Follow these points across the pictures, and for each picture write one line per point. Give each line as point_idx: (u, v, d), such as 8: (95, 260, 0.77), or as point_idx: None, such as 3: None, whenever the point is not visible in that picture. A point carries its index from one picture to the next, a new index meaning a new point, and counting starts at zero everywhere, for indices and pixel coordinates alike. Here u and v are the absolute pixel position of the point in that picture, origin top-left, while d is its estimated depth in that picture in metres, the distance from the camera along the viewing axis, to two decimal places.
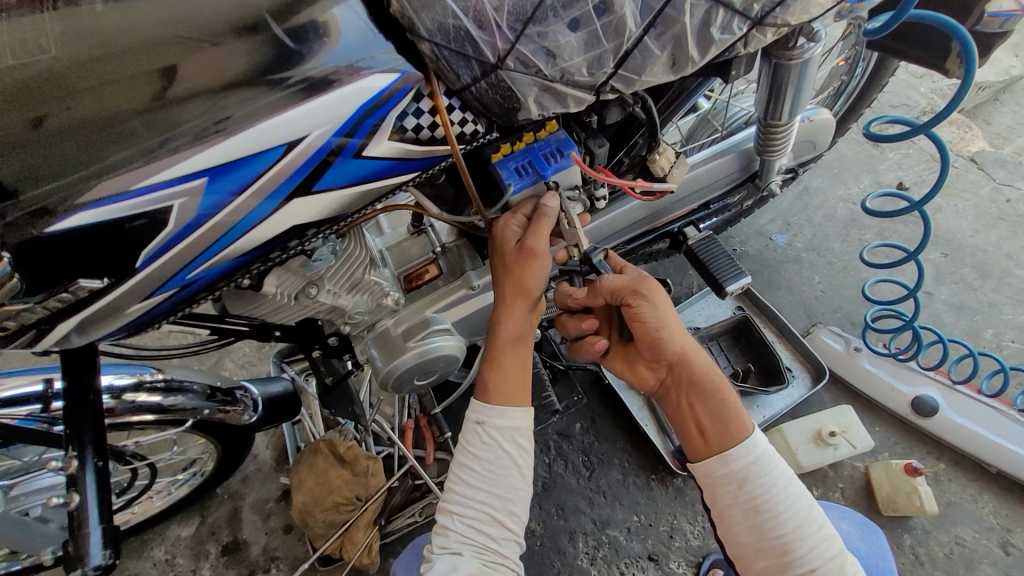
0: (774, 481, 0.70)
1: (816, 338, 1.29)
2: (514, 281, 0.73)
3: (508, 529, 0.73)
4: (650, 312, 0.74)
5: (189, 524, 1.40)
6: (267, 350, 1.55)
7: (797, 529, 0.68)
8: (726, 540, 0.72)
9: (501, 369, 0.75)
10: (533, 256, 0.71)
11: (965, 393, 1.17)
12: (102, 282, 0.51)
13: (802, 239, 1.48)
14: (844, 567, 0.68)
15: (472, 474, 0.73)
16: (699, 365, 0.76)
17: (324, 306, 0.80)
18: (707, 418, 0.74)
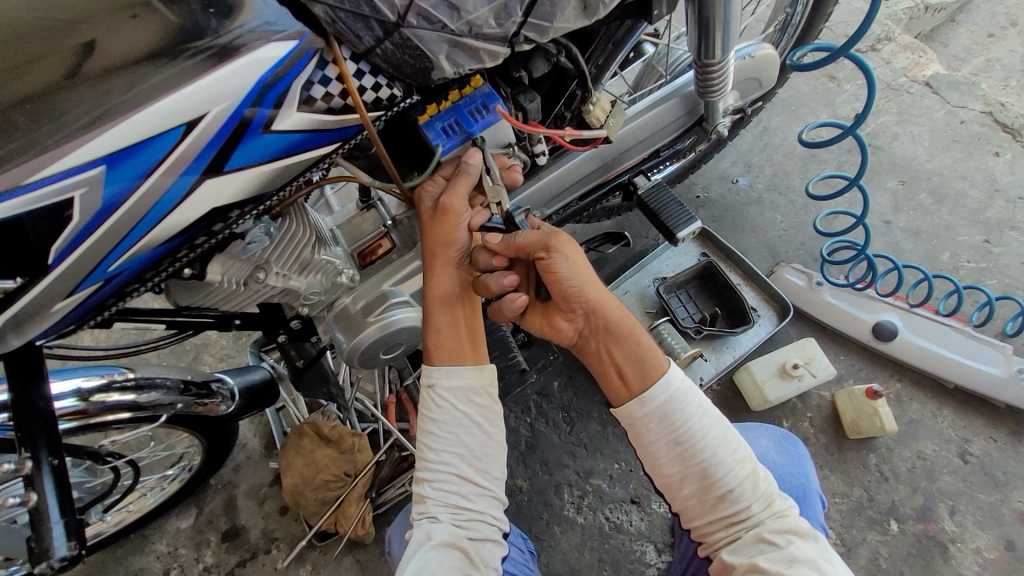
0: (690, 412, 0.73)
1: (780, 276, 1.32)
2: (437, 239, 0.76)
3: (482, 482, 0.77)
4: (558, 260, 0.75)
5: (188, 516, 1.43)
6: (243, 341, 1.56)
7: (714, 454, 0.72)
8: (654, 473, 0.76)
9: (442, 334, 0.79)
10: (451, 213, 0.74)
11: (922, 315, 1.20)
12: (16, 281, 0.51)
13: (763, 179, 1.48)
14: (758, 483, 0.73)
15: (434, 438, 0.76)
16: (610, 310, 0.78)
17: (275, 289, 0.80)
18: (625, 362, 0.76)
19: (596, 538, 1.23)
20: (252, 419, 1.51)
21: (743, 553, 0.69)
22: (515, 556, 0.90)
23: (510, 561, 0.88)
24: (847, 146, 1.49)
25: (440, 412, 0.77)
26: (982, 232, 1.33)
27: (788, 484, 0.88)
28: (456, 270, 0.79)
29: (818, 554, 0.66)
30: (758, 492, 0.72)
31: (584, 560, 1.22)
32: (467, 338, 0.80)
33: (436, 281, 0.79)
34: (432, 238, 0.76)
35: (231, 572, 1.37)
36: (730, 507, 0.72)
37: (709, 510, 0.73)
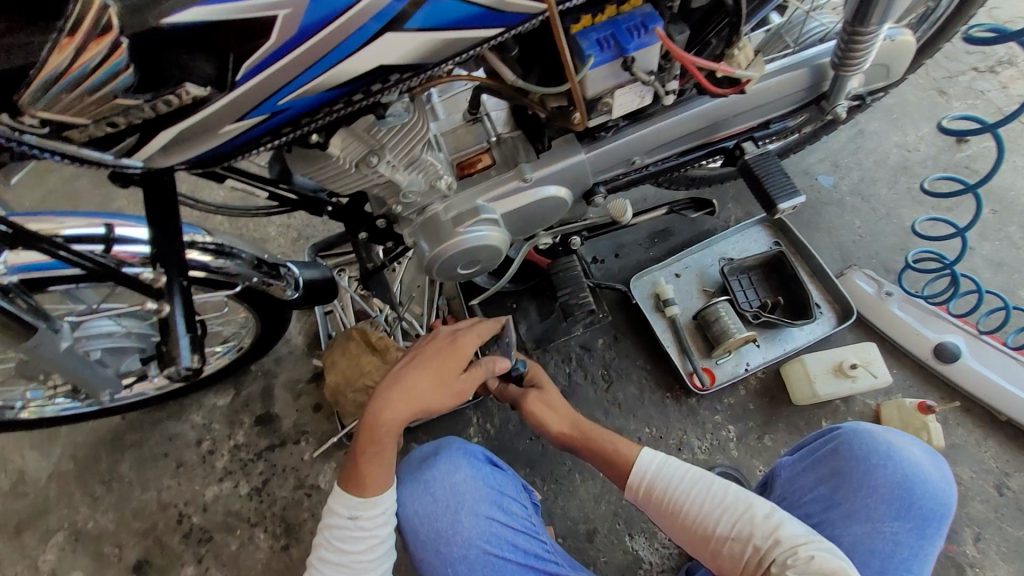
0: (670, 475, 0.87)
1: (849, 280, 1.31)
2: (434, 371, 0.94)
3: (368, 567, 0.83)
4: (534, 394, 1.06)
5: (226, 395, 1.52)
6: (301, 244, 1.61)
7: (702, 496, 0.83)
8: (682, 539, 0.84)
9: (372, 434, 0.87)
10: (432, 349, 0.97)
11: (990, 344, 1.18)
12: (205, 90, 0.53)
13: (849, 182, 1.45)
14: (756, 518, 0.78)
15: (332, 548, 0.84)
16: (562, 424, 1.03)
17: (381, 178, 0.82)
18: (601, 456, 0.96)
19: (614, 493, 1.27)
20: (299, 318, 1.56)
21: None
22: (517, 512, 0.97)
23: (512, 516, 0.96)
24: (944, 165, 1.44)
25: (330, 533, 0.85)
26: None
27: (928, 499, 0.83)
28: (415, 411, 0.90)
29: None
30: (761, 527, 0.77)
31: (599, 510, 1.26)
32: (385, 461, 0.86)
33: (389, 408, 0.89)
34: (429, 372, 0.93)
35: (260, 454, 1.45)
36: (746, 553, 0.76)
37: (732, 559, 0.78)
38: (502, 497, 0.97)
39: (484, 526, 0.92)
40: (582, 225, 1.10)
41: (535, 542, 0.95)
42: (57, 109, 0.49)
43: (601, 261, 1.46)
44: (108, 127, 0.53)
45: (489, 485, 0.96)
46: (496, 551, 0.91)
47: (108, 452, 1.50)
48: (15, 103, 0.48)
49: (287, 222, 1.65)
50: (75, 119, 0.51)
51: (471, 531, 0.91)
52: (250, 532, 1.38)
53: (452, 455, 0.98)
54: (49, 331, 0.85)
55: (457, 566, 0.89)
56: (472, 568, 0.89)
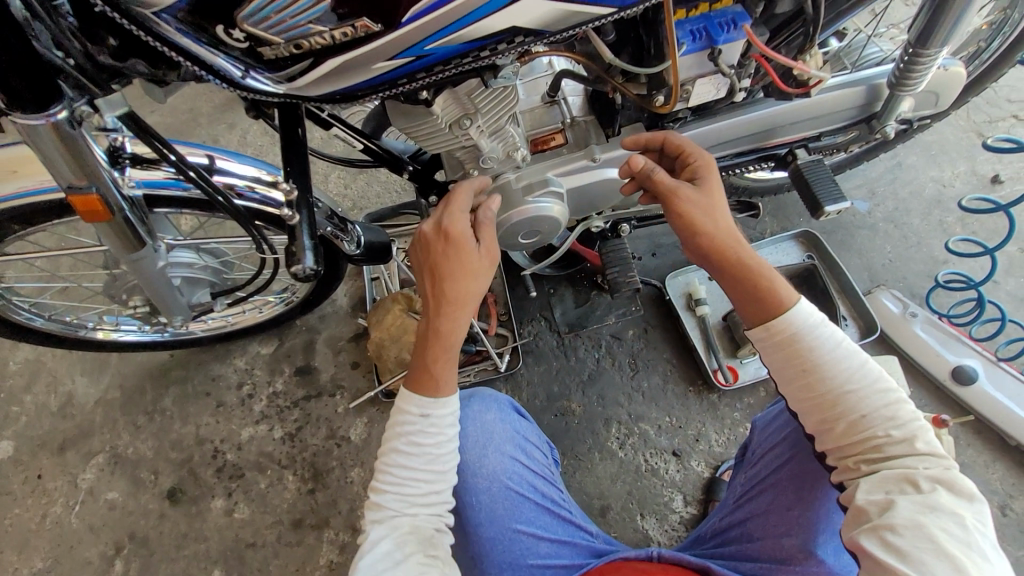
0: (823, 342, 0.72)
1: (875, 298, 1.37)
2: (446, 294, 0.83)
3: (434, 468, 0.78)
4: (692, 190, 0.83)
5: (270, 344, 1.60)
6: (355, 213, 1.71)
7: (836, 360, 0.71)
8: (788, 391, 0.75)
9: (442, 342, 0.81)
10: (462, 253, 0.85)
11: (1006, 370, 1.24)
12: (376, 28, 0.60)
13: (883, 209, 1.52)
14: (900, 412, 0.69)
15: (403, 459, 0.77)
16: (729, 238, 0.79)
17: (468, 141, 0.90)
18: (758, 280, 0.76)
19: (630, 474, 1.32)
20: (346, 280, 1.65)
21: (881, 491, 0.65)
22: (538, 459, 1.01)
23: (533, 461, 0.99)
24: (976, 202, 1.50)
25: (401, 424, 0.79)
26: None
27: None
28: (479, 282, 0.85)
29: (971, 517, 0.60)
30: (898, 420, 0.69)
31: (615, 488, 1.31)
32: (455, 348, 0.82)
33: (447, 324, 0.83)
34: (458, 253, 0.84)
35: (296, 402, 1.53)
36: (867, 433, 0.69)
37: (839, 436, 0.71)
38: (525, 442, 1.00)
39: (509, 464, 0.94)
40: (632, 213, 1.18)
41: (552, 489, 0.99)
42: (261, 26, 0.59)
43: (639, 258, 1.54)
44: (292, 49, 0.62)
45: (515, 429, 1.00)
46: (516, 490, 0.93)
47: (153, 386, 1.58)
48: (233, 16, 0.58)
49: (345, 191, 1.75)
50: (273, 37, 0.60)
51: (498, 467, 0.93)
52: (278, 473, 1.44)
53: (483, 398, 1.01)
54: (152, 249, 0.94)
55: (480, 497, 0.91)
56: (494, 501, 0.91)
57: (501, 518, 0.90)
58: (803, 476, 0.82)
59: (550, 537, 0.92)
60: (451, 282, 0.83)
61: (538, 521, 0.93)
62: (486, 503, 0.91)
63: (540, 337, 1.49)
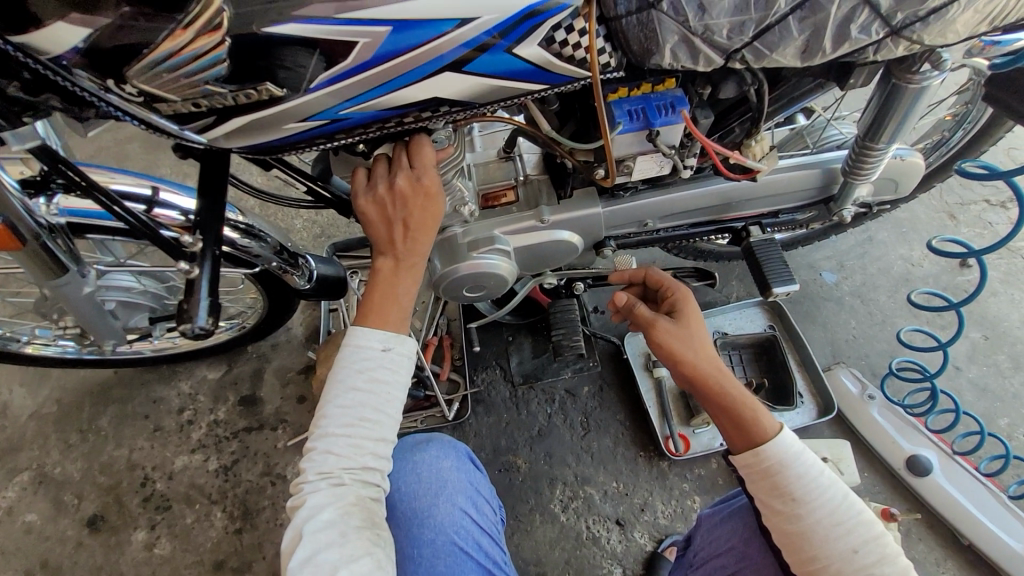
0: (807, 471, 0.67)
1: (835, 376, 1.34)
2: (422, 231, 0.79)
3: (388, 414, 0.71)
4: (669, 323, 0.83)
5: (217, 369, 1.56)
6: (322, 241, 1.69)
7: (821, 488, 0.66)
8: (772, 526, 0.68)
9: (406, 279, 0.78)
10: (423, 205, 0.78)
11: (961, 465, 1.20)
12: (281, 91, 0.61)
13: (851, 283, 1.50)
14: (887, 548, 0.64)
15: (362, 404, 0.70)
16: (704, 361, 0.77)
17: None
18: (734, 401, 0.73)
19: (570, 540, 1.26)
20: (303, 310, 1.62)
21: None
22: (487, 515, 0.93)
23: (483, 517, 0.92)
24: (944, 284, 1.48)
25: (355, 354, 0.72)
26: None
27: None
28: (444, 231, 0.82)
29: None
30: (886, 556, 0.63)
31: (552, 556, 1.25)
32: (418, 278, 0.79)
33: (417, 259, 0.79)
34: (433, 208, 0.79)
35: (236, 433, 1.47)
36: (857, 569, 0.63)
37: (830, 575, 0.64)
38: (478, 496, 0.93)
39: (458, 518, 0.87)
40: (588, 273, 1.15)
41: (497, 550, 0.90)
42: (153, 82, 0.58)
43: (602, 312, 1.52)
44: (191, 107, 0.62)
45: (469, 480, 0.93)
46: (463, 548, 0.85)
47: (91, 403, 1.53)
48: (122, 73, 0.58)
49: (314, 218, 1.73)
50: (167, 94, 0.60)
51: (445, 519, 0.86)
52: (207, 508, 1.38)
53: (442, 444, 0.95)
54: (78, 276, 0.90)
55: (422, 550, 0.84)
56: (436, 556, 0.83)
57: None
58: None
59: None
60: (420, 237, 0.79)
61: None
62: (427, 558, 0.83)
63: (492, 386, 1.45)
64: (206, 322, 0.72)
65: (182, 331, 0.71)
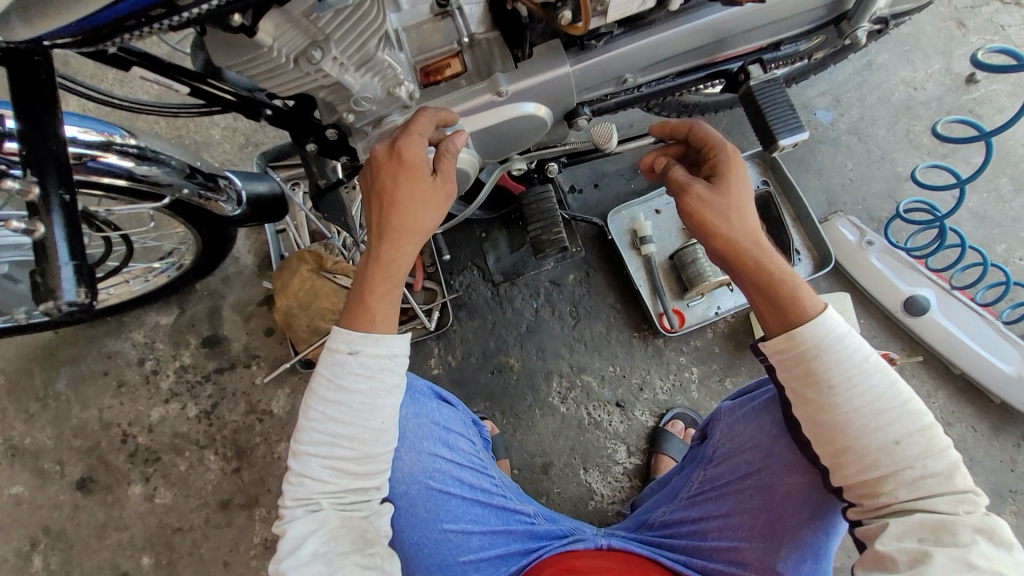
0: (849, 357, 0.61)
1: (832, 225, 1.26)
2: (398, 219, 0.72)
3: (369, 427, 0.66)
4: (705, 188, 0.70)
5: (169, 314, 1.41)
6: (249, 152, 1.46)
7: (864, 375, 0.61)
8: (803, 415, 0.64)
9: (384, 269, 0.72)
10: (403, 177, 0.72)
11: (959, 299, 1.17)
12: None
13: (847, 120, 1.36)
14: (935, 440, 0.60)
15: (332, 411, 0.66)
16: (742, 233, 0.68)
17: (327, 78, 0.69)
18: (769, 285, 0.65)
19: (573, 428, 1.26)
20: (248, 235, 1.43)
21: (913, 538, 0.57)
22: (463, 448, 0.89)
23: (459, 451, 0.88)
24: (949, 106, 1.35)
25: (328, 361, 0.67)
26: None
27: None
28: (431, 218, 0.74)
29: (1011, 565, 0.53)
30: (931, 448, 0.60)
31: (557, 445, 1.25)
32: (397, 278, 0.72)
33: (392, 251, 0.72)
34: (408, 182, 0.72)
35: (208, 376, 1.38)
36: (897, 465, 0.59)
37: (863, 469, 0.61)
38: (448, 434, 0.88)
39: (428, 463, 0.84)
40: (561, 151, 0.99)
41: (482, 478, 0.89)
42: None
43: (579, 191, 1.37)
44: None
45: (434, 419, 0.87)
46: (439, 487, 0.84)
47: (40, 368, 1.40)
48: None
49: (234, 125, 1.47)
50: None
51: (415, 468, 0.83)
52: (198, 454, 1.34)
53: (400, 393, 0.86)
54: None
55: (399, 502, 0.82)
56: (415, 504, 0.82)
57: (424, 520, 0.82)
58: (765, 485, 0.76)
59: (483, 529, 0.85)
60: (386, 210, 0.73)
61: (467, 516, 0.85)
62: (405, 508, 0.82)
63: (472, 288, 1.34)
64: (77, 296, 0.60)
65: (46, 309, 0.58)
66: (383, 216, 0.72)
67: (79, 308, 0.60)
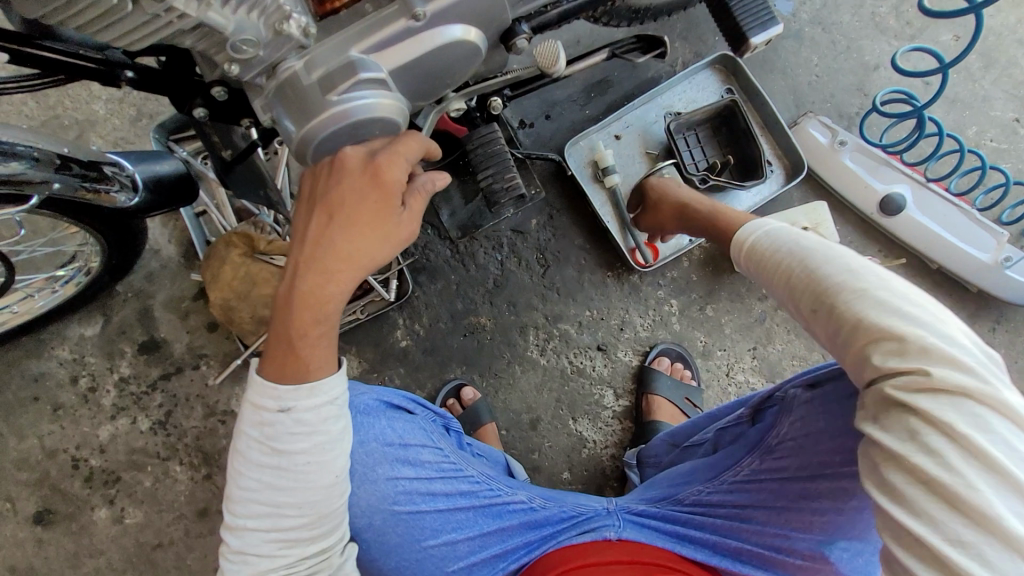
0: (830, 261, 0.59)
1: (802, 129, 1.18)
2: (343, 244, 0.66)
3: (317, 486, 0.59)
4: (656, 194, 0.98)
5: (93, 323, 1.26)
6: (145, 125, 1.25)
7: (847, 274, 0.57)
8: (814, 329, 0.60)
9: (313, 302, 0.64)
10: (360, 198, 0.66)
11: (934, 191, 1.12)
12: None
13: (810, 7, 1.24)
14: (942, 325, 0.52)
15: (269, 474, 0.59)
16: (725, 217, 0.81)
17: (186, 19, 0.54)
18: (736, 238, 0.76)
19: (556, 380, 1.20)
20: (165, 223, 1.26)
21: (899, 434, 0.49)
22: (428, 458, 0.79)
23: (423, 464, 0.79)
24: None
25: (256, 416, 0.59)
26: (1016, 108, 1.21)
27: None
28: (382, 256, 0.69)
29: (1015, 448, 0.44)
30: (941, 333, 0.52)
31: (541, 399, 1.20)
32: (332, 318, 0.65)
33: (334, 285, 0.66)
34: (376, 202, 0.67)
35: (154, 384, 1.25)
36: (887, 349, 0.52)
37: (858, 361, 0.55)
38: (408, 449, 0.79)
39: (388, 488, 0.76)
40: (503, 82, 0.85)
41: (458, 482, 0.79)
42: None
43: (531, 125, 1.23)
44: None
45: (386, 440, 0.78)
46: (408, 508, 0.77)
47: None
48: None
49: (119, 96, 1.25)
50: None
51: (373, 499, 0.75)
52: (162, 467, 1.24)
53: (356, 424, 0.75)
54: None
55: (365, 535, 0.75)
56: (384, 533, 0.75)
57: (397, 546, 0.76)
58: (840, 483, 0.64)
59: (468, 534, 0.77)
60: (339, 230, 0.66)
61: (445, 526, 0.78)
62: (374, 539, 0.75)
63: (429, 249, 1.22)
64: None
65: None
66: (326, 240, 0.66)
67: None
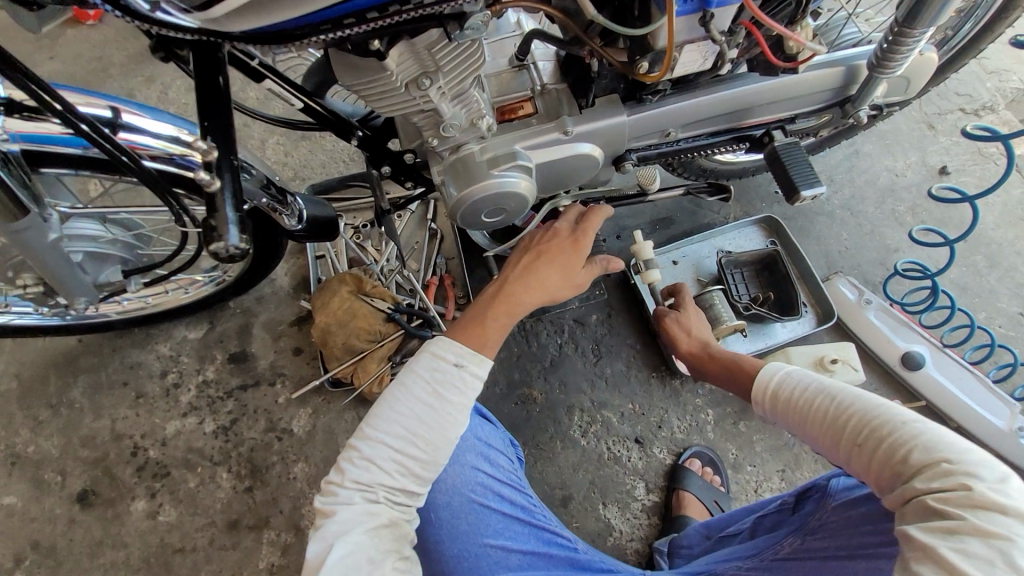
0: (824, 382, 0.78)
1: (833, 285, 1.38)
2: (539, 274, 0.87)
3: (443, 435, 0.71)
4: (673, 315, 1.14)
5: (199, 328, 1.44)
6: (297, 184, 1.56)
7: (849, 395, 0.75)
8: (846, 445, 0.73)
9: (507, 303, 0.82)
10: (559, 250, 0.90)
11: (950, 356, 1.28)
12: None
13: (841, 197, 1.53)
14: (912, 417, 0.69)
15: (419, 409, 0.70)
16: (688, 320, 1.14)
17: (427, 103, 0.80)
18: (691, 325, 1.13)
19: (593, 462, 1.28)
20: (287, 259, 1.50)
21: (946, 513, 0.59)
22: (503, 465, 0.91)
23: (500, 469, 0.90)
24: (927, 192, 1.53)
25: (430, 360, 0.73)
26: (1019, 304, 1.41)
27: None
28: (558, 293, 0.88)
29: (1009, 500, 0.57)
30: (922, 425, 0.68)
31: (576, 478, 1.27)
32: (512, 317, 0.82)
33: (527, 298, 0.85)
34: (572, 253, 0.90)
35: (230, 391, 1.38)
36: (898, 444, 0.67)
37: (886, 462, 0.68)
38: (489, 450, 0.91)
39: (470, 476, 0.86)
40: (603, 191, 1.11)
41: (520, 495, 0.90)
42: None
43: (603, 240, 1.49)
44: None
45: (477, 435, 0.90)
46: (481, 501, 0.86)
47: (57, 375, 1.39)
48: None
49: (285, 161, 1.59)
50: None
51: (457, 480, 0.85)
52: (211, 471, 1.31)
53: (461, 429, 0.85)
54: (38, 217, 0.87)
55: (440, 513, 0.83)
56: (457, 516, 0.83)
57: (463, 533, 0.83)
58: None
59: (522, 547, 0.85)
60: (544, 265, 0.88)
61: (506, 532, 0.86)
62: (446, 519, 0.83)
63: None
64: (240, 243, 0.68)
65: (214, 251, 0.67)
66: (531, 269, 0.87)
67: (241, 254, 0.68)
